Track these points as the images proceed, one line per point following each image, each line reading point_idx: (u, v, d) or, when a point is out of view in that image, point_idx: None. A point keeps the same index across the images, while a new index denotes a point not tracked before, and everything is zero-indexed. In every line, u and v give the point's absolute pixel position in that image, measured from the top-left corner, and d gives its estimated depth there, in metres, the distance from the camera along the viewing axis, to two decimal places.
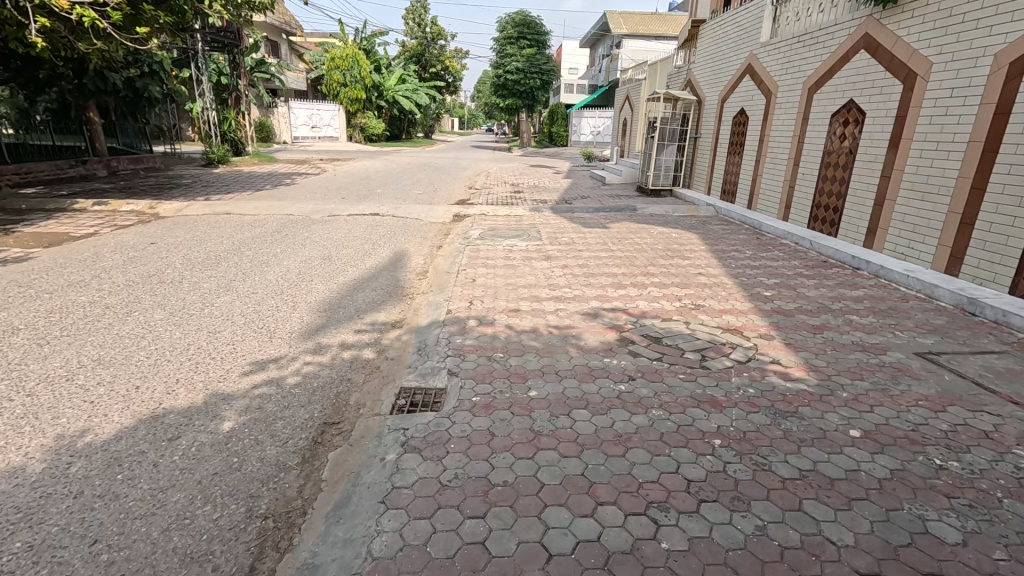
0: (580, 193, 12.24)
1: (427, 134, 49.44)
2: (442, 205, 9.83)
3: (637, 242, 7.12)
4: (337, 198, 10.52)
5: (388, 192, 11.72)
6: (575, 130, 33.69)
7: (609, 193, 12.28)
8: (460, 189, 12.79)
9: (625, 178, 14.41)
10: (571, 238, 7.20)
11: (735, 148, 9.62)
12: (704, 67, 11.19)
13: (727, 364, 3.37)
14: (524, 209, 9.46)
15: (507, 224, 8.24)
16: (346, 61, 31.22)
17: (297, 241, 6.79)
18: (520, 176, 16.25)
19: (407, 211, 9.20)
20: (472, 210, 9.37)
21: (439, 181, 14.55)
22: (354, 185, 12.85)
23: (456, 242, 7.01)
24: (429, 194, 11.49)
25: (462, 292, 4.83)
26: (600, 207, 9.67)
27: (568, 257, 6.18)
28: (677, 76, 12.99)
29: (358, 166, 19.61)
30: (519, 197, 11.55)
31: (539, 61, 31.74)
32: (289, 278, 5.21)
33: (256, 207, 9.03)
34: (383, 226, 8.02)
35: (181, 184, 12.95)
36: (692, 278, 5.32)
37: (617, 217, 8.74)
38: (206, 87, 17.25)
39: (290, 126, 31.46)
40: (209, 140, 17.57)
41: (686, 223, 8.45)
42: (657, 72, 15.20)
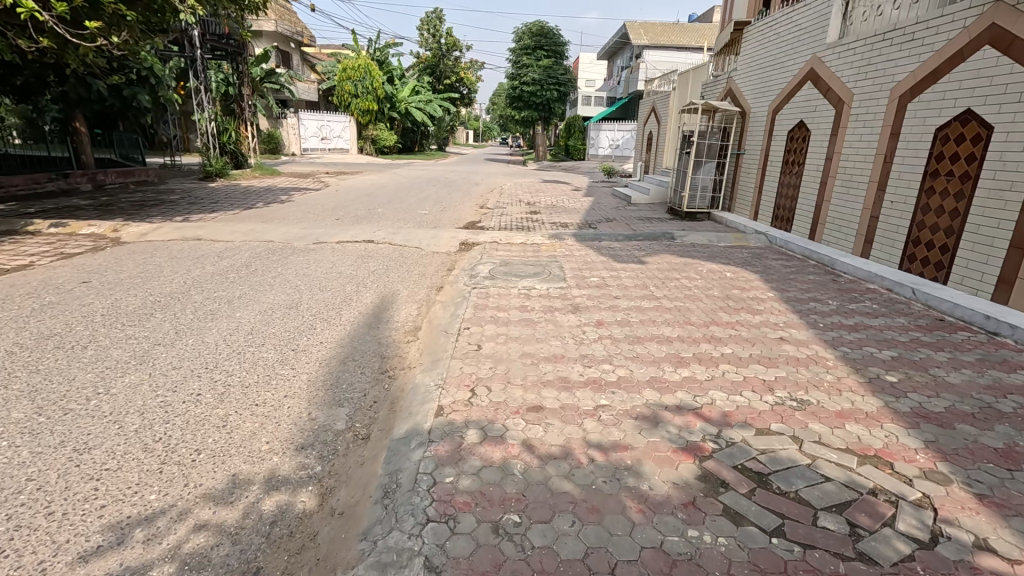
0: (604, 215, 10.91)
1: (441, 147, 48.63)
2: (448, 229, 8.58)
3: (684, 283, 5.75)
4: (332, 219, 9.35)
5: (391, 212, 10.53)
6: (593, 143, 32.46)
7: (637, 215, 10.93)
8: (471, 210, 11.55)
9: (653, 197, 13.05)
10: (601, 277, 5.86)
11: (791, 168, 8.19)
12: (750, 75, 9.78)
13: (904, 554, 1.96)
14: (542, 236, 8.17)
15: (523, 255, 6.95)
16: (357, 72, 30.50)
17: (265, 280, 5.55)
18: (537, 193, 14.96)
19: (407, 237, 7.95)
20: (482, 237, 8.09)
21: (449, 199, 13.33)
22: (355, 203, 11.69)
23: (461, 282, 5.70)
24: (435, 216, 10.27)
25: (461, 371, 3.48)
26: (631, 234, 8.34)
27: (601, 308, 4.82)
28: (715, 85, 11.60)
29: (365, 180, 18.53)
30: (536, 219, 10.26)
31: (556, 72, 30.66)
32: (232, 342, 3.90)
33: (235, 231, 7.87)
34: (376, 257, 6.77)
35: (170, 200, 11.95)
36: (775, 348, 3.92)
37: (654, 248, 7.39)
38: (204, 97, 16.33)
39: (299, 137, 30.69)
40: (207, 151, 16.61)
41: (737, 257, 7.05)
42: (688, 82, 13.87)
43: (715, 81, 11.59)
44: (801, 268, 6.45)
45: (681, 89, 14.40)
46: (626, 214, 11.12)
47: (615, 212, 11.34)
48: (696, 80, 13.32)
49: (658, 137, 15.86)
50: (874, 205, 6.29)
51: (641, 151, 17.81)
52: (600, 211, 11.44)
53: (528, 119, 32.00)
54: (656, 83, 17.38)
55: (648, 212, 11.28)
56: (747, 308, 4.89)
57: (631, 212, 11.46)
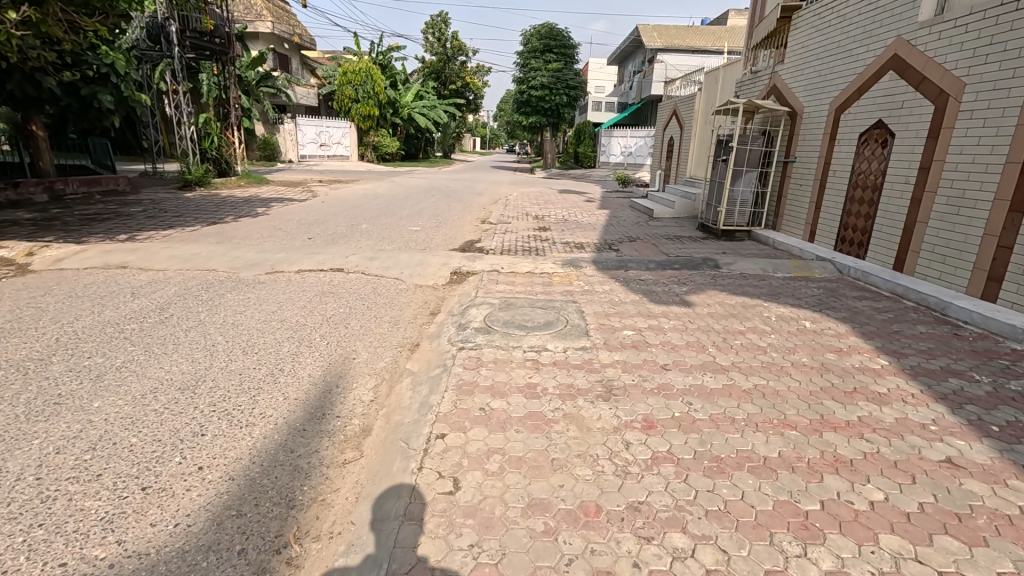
0: (625, 232, 9.37)
1: (446, 154, 47.44)
2: (439, 252, 7.05)
3: (752, 338, 4.16)
4: (303, 239, 7.87)
5: (376, 229, 9.03)
6: (604, 150, 31.03)
7: (663, 233, 9.36)
8: (470, 226, 10.07)
9: (678, 210, 11.48)
10: (636, 329, 4.29)
11: (864, 179, 6.62)
12: (803, 68, 8.23)
13: None
14: (554, 262, 6.62)
15: (530, 292, 5.41)
16: (358, 75, 29.39)
17: (175, 334, 4.03)
18: (547, 206, 13.42)
19: (387, 264, 6.43)
20: (481, 262, 6.56)
21: (447, 212, 11.83)
22: (339, 218, 10.23)
23: (443, 337, 4.15)
24: (427, 234, 8.77)
25: (417, 557, 1.92)
26: (663, 259, 6.77)
27: (645, 392, 3.24)
28: (754, 83, 10.05)
29: (359, 190, 17.11)
30: (545, 239, 8.73)
31: (566, 75, 29.30)
32: (48, 472, 2.36)
33: (175, 255, 6.40)
34: (339, 295, 5.25)
35: (132, 213, 10.57)
36: (954, 491, 2.33)
37: (696, 282, 5.81)
38: (183, 99, 14.98)
39: (297, 143, 29.49)
40: (186, 158, 15.27)
41: (806, 295, 5.46)
42: (717, 81, 12.34)
43: (754, 78, 10.04)
44: (901, 314, 4.85)
45: (709, 90, 12.83)
46: (650, 231, 9.57)
47: (637, 229, 9.79)
48: (728, 79, 11.78)
49: (681, 143, 14.29)
50: (1004, 229, 4.71)
51: (661, 159, 16.21)
52: (619, 228, 9.90)
53: (536, 125, 30.56)
54: (678, 84, 15.82)
55: (676, 230, 9.71)
56: (863, 390, 3.30)
57: (655, 228, 9.89)
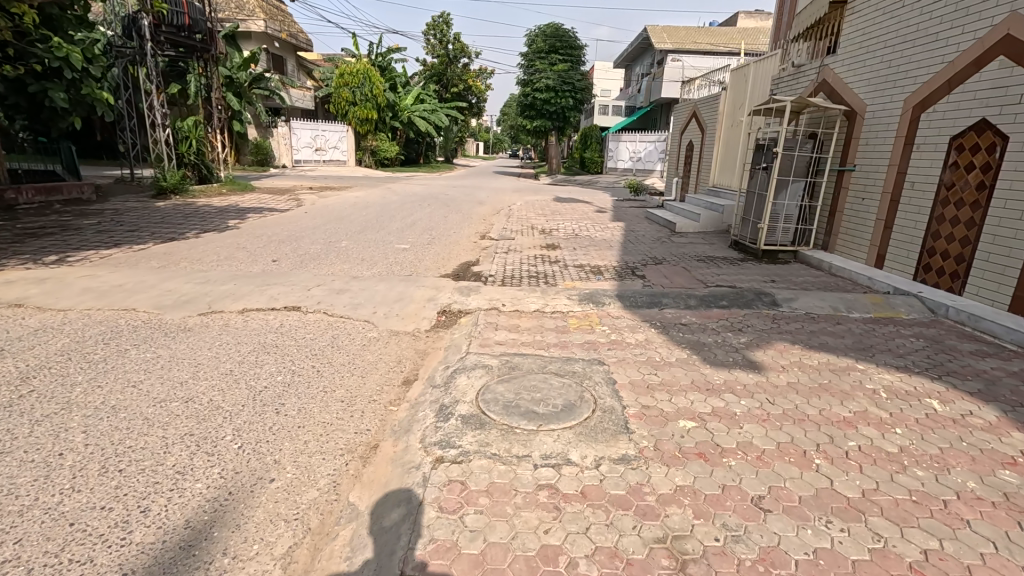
0: (647, 252, 8.04)
1: (448, 159, 46.35)
2: (427, 281, 5.74)
3: (871, 437, 2.81)
4: (267, 263, 6.58)
5: (357, 249, 7.74)
6: (611, 155, 29.77)
7: (693, 254, 8.02)
8: (468, 243, 8.77)
9: (704, 223, 10.14)
10: (697, 420, 2.96)
11: (959, 192, 5.27)
12: (864, 59, 6.90)
13: None
14: (569, 296, 5.28)
15: (540, 346, 4.08)
16: (356, 77, 28.28)
17: (14, 431, 2.71)
18: (554, 217, 12.09)
19: (359, 297, 5.12)
20: (477, 296, 5.23)
21: (442, 225, 10.53)
22: (319, 233, 8.95)
23: (415, 435, 2.81)
24: (416, 256, 7.46)
25: None
26: (705, 292, 5.43)
27: (744, 573, 1.90)
28: (796, 80, 8.70)
29: (351, 198, 15.85)
30: (555, 261, 7.42)
31: (572, 77, 28.09)
32: None
33: (94, 287, 5.10)
34: (285, 350, 3.93)
35: (83, 225, 9.33)
36: None
37: (756, 330, 4.47)
38: (156, 100, 13.76)
39: (291, 148, 28.37)
40: (161, 163, 14.05)
41: (908, 351, 4.10)
42: (746, 77, 11.03)
43: (795, 74, 8.69)
44: None
45: (737, 89, 11.49)
46: (676, 251, 8.23)
47: (660, 247, 8.46)
48: (759, 75, 10.47)
49: (704, 149, 12.93)
50: None
51: (679, 167, 14.83)
52: (640, 246, 8.57)
53: (541, 129, 29.27)
54: (697, 84, 14.48)
55: (706, 249, 8.37)
56: None
57: (682, 247, 8.54)
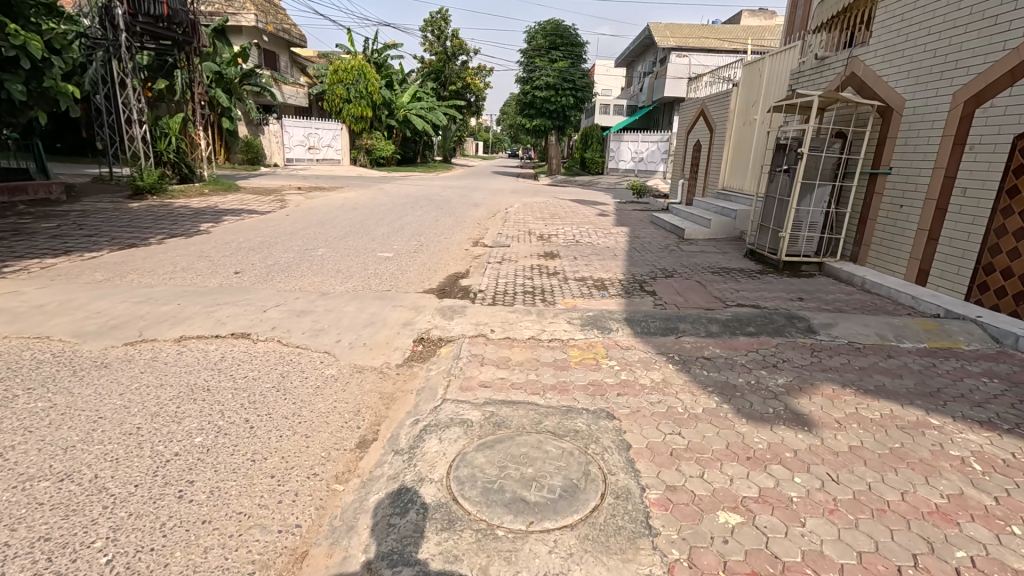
0: (656, 262, 7.29)
1: (447, 158, 45.61)
2: (406, 300, 4.98)
3: (984, 543, 2.06)
4: (228, 276, 5.82)
5: (335, 258, 6.98)
6: (612, 155, 28.96)
7: (706, 265, 7.28)
8: (459, 251, 8.01)
9: (715, 230, 9.42)
10: (742, 511, 2.21)
11: None
12: (900, 49, 6.15)
13: None
14: (570, 319, 4.52)
15: (534, 390, 3.33)
16: (350, 74, 27.50)
17: None
18: (554, 222, 11.34)
19: (323, 321, 4.35)
20: (463, 319, 4.47)
21: (432, 230, 9.81)
22: (295, 239, 8.18)
23: (359, 539, 2.05)
24: (399, 268, 6.70)
25: None
26: (728, 315, 4.67)
27: None
28: (817, 74, 7.92)
29: (340, 199, 15.08)
30: (554, 273, 6.67)
31: (572, 74, 27.33)
32: None
33: (11, 307, 4.34)
34: (217, 395, 3.17)
35: (39, 230, 8.55)
36: None
37: (795, 367, 3.71)
38: (134, 94, 12.97)
39: (283, 147, 27.62)
40: (138, 161, 13.28)
41: (985, 397, 3.35)
42: (760, 72, 10.26)
43: (817, 68, 7.92)
44: None
45: (749, 85, 10.72)
46: (687, 261, 7.48)
47: (669, 257, 7.72)
48: (775, 69, 9.71)
49: (713, 149, 12.17)
50: None
51: (684, 168, 14.06)
52: (647, 255, 7.83)
53: (541, 129, 28.51)
54: (704, 81, 13.72)
55: (720, 259, 7.62)
56: None
57: (693, 257, 7.79)
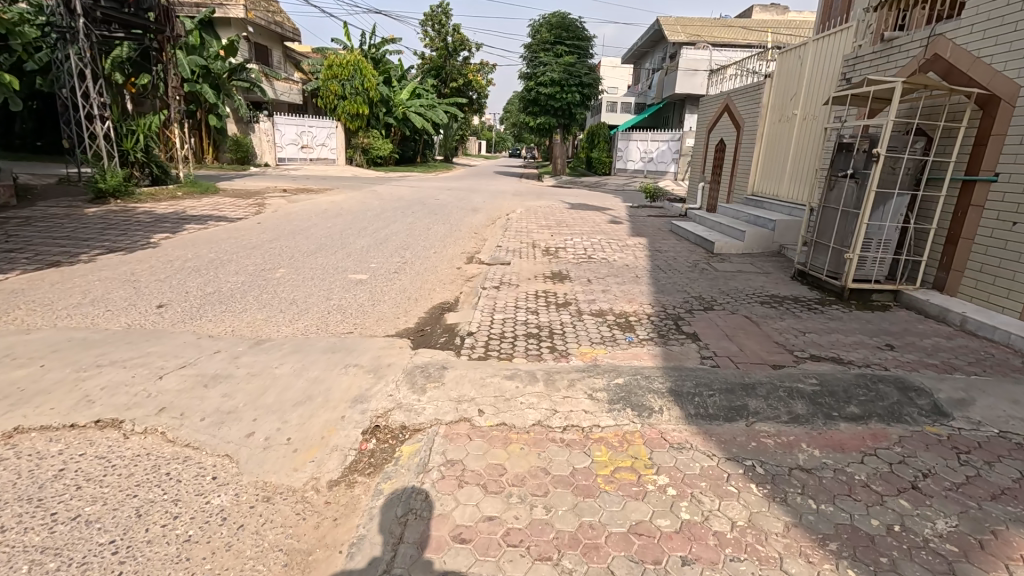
0: (688, 288, 5.96)
1: (448, 158, 44.38)
2: (365, 355, 3.66)
3: None
4: (146, 312, 4.52)
5: (294, 283, 5.68)
6: (620, 155, 27.55)
7: (749, 291, 5.94)
8: (449, 272, 6.68)
9: (749, 242, 8.07)
10: None
11: None
12: (1010, 22, 4.78)
13: None
14: (591, 390, 3.20)
15: (542, 552, 2.01)
16: (346, 69, 26.22)
17: None
18: (561, 231, 10.00)
19: (239, 395, 3.05)
20: (440, 389, 3.16)
21: (421, 242, 8.49)
22: (255, 255, 6.88)
23: None
24: (372, 297, 5.38)
25: None
26: (813, 381, 3.33)
27: None
28: (881, 58, 6.55)
29: (326, 203, 13.80)
30: (564, 304, 5.34)
31: (579, 70, 25.91)
32: None
33: None
34: (2, 569, 1.86)
35: None
36: None
37: (949, 492, 2.37)
38: (92, 86, 11.68)
39: (275, 145, 26.42)
40: (99, 161, 12.01)
41: None
42: (800, 60, 8.86)
43: (882, 53, 6.52)
44: None
45: (785, 76, 9.33)
46: (725, 286, 6.15)
47: (701, 280, 6.40)
48: (820, 55, 8.31)
49: (740, 149, 10.80)
50: None
51: (705, 170, 12.69)
52: (675, 277, 6.49)
53: (546, 127, 27.15)
54: (729, 73, 12.32)
55: (764, 284, 6.28)
56: None
57: (730, 279, 6.47)
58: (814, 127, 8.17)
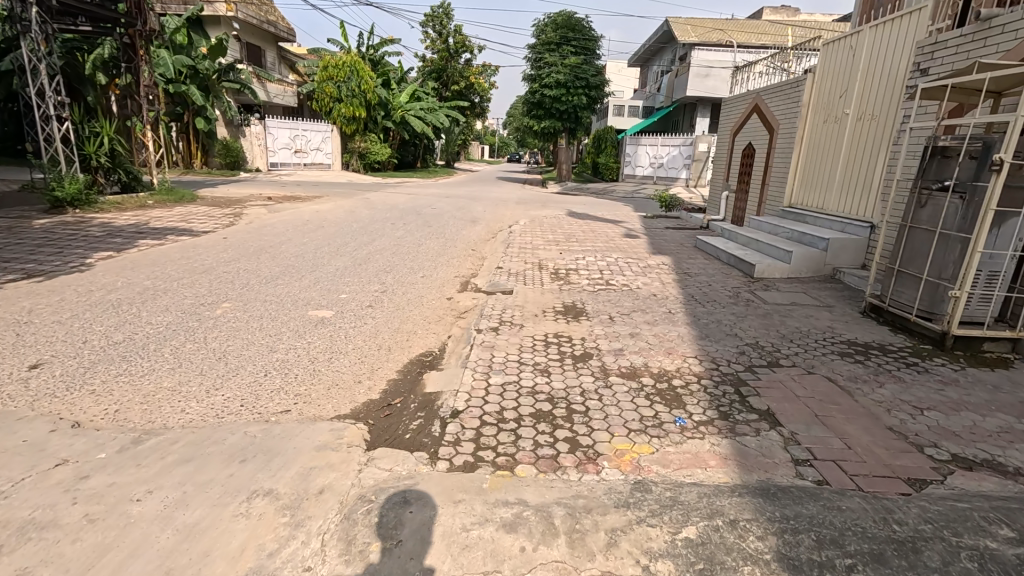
0: (739, 331, 4.68)
1: (448, 162, 43.31)
2: (287, 471, 2.38)
3: None
4: (6, 380, 3.24)
5: (233, 326, 4.40)
6: (628, 160, 26.30)
7: (818, 336, 4.65)
8: (436, 306, 5.42)
9: (796, 265, 6.81)
10: None
11: None
12: None
13: None
14: (646, 559, 1.90)
15: None
16: (341, 70, 25.10)
17: None
18: (571, 248, 8.71)
19: (46, 574, 1.77)
20: (390, 558, 1.86)
21: (406, 262, 7.24)
22: (198, 283, 5.61)
23: None
24: (331, 347, 4.11)
25: None
26: (1007, 533, 2.05)
27: None
28: (973, 41, 5.27)
29: (310, 212, 12.59)
30: (582, 357, 4.07)
31: (585, 71, 24.73)
32: None
33: None
34: None
35: None
36: None
37: None
38: (46, 83, 10.46)
39: (266, 150, 25.28)
40: (56, 166, 10.78)
41: None
42: (849, 51, 7.59)
43: (977, 35, 5.24)
44: None
45: (831, 71, 8.04)
46: (784, 327, 4.86)
47: (751, 318, 5.12)
48: (876, 45, 7.03)
49: (773, 155, 9.53)
50: None
51: (730, 178, 11.44)
52: (717, 314, 5.21)
53: (550, 131, 25.94)
54: (757, 69, 11.05)
55: (832, 324, 4.99)
56: None
57: (786, 316, 5.19)
58: (875, 131, 6.88)
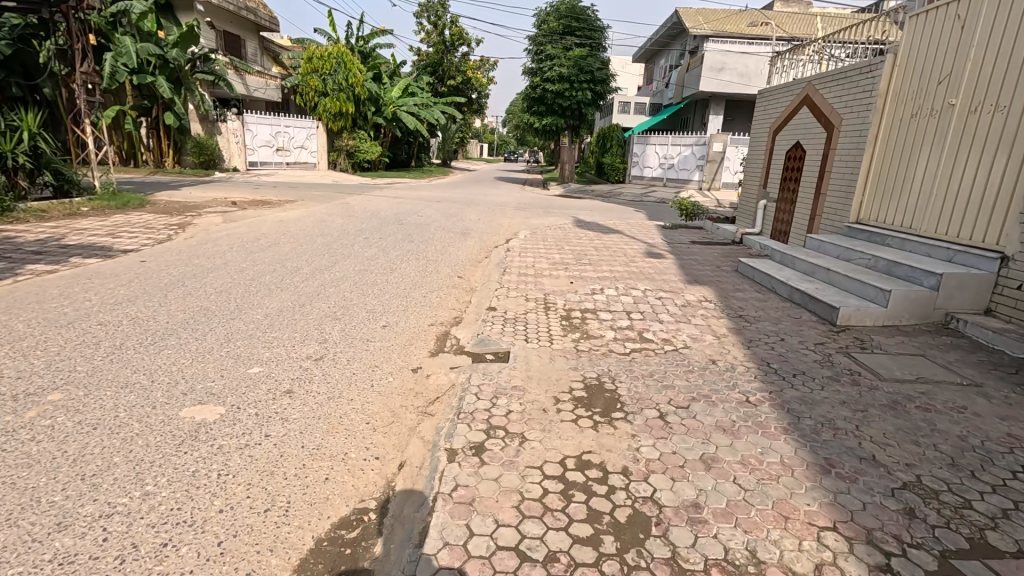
0: (877, 453, 2.87)
1: (445, 161, 41.39)
2: None
3: None
4: None
5: (29, 453, 2.58)
6: (635, 160, 24.47)
7: (1009, 462, 2.83)
8: (393, 389, 3.58)
9: (895, 308, 5.03)
10: None
11: None
12: None
13: None
14: None
15: None
16: (326, 62, 23.19)
17: None
18: (585, 275, 6.92)
19: None
20: None
21: (368, 300, 5.45)
22: (44, 348, 3.79)
23: None
24: (178, 509, 2.28)
25: None
26: None
27: None
28: None
29: (275, 221, 10.76)
30: (633, 532, 2.25)
31: (591, 63, 22.87)
32: None
33: None
34: None
35: None
36: None
37: None
38: None
39: (245, 147, 23.37)
40: None
41: None
42: (954, 23, 5.78)
43: None
44: None
45: (925, 49, 6.22)
46: (941, 438, 3.05)
47: (878, 416, 3.31)
48: (1001, 13, 5.23)
49: (834, 157, 7.71)
50: None
51: (772, 185, 9.61)
52: (821, 407, 3.40)
53: (552, 128, 24.13)
54: (807, 53, 9.20)
55: (1009, 428, 3.17)
56: None
57: (930, 410, 3.38)
58: (1003, 128, 5.07)
